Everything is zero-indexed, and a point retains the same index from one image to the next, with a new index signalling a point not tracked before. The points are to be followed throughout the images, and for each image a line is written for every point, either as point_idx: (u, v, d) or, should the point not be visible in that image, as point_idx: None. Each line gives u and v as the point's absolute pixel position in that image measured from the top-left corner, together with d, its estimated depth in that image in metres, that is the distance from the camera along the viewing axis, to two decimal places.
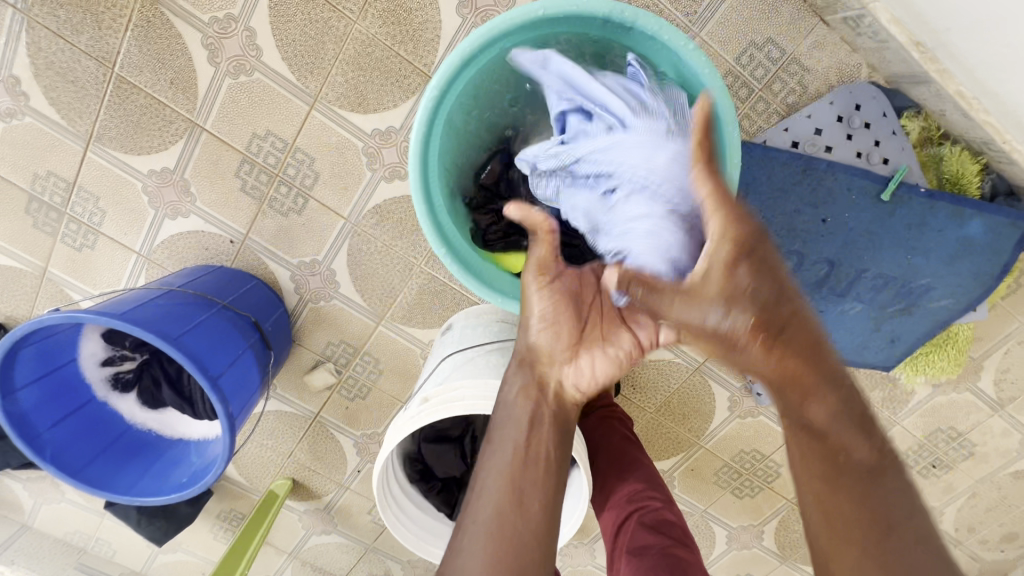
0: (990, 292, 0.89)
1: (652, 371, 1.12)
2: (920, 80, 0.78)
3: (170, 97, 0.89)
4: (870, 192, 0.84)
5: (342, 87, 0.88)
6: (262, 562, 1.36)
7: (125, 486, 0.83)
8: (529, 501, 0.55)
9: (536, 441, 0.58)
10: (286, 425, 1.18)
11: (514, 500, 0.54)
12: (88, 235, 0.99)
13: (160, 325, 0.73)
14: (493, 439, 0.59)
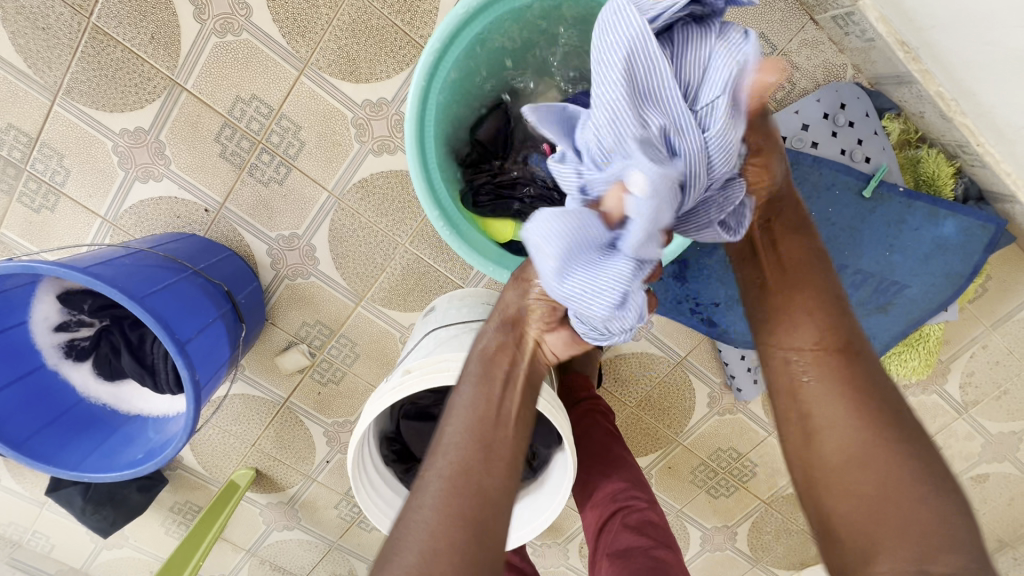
0: (961, 292, 0.91)
1: (635, 364, 1.10)
2: (902, 81, 0.81)
3: (151, 53, 0.85)
4: (853, 188, 0.87)
5: (334, 53, 0.86)
6: (216, 559, 1.28)
7: (72, 462, 0.77)
8: (485, 488, 0.51)
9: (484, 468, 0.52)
10: (253, 410, 1.12)
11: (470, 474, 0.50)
12: (48, 196, 0.93)
13: (126, 283, 0.68)
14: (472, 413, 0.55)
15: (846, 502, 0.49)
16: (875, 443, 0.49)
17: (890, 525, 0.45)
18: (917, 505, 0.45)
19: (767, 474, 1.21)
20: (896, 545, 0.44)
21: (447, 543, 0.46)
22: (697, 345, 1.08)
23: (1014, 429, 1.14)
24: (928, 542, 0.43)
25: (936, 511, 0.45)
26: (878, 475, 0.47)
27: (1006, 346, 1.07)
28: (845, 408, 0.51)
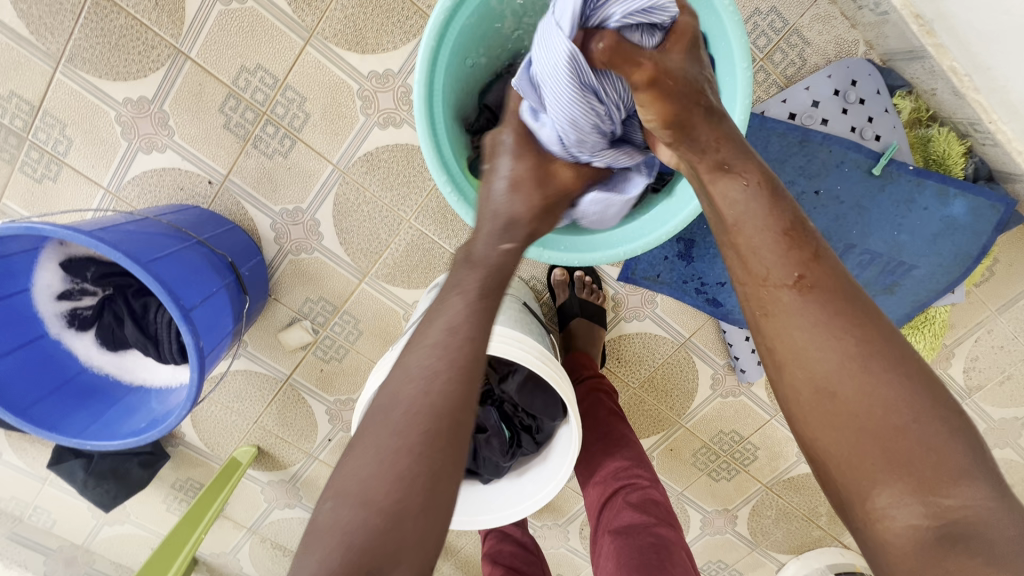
0: (968, 274, 0.91)
1: (638, 345, 1.10)
2: (915, 56, 0.81)
3: (154, 19, 0.84)
4: (862, 166, 0.86)
5: (340, 23, 0.85)
6: (217, 536, 1.28)
7: (74, 430, 0.77)
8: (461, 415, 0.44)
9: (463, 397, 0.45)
10: (255, 387, 1.12)
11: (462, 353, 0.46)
12: (51, 165, 0.92)
13: (129, 248, 0.67)
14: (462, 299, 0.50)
15: (853, 451, 0.41)
16: (858, 373, 0.40)
17: (902, 466, 0.39)
18: (919, 439, 0.39)
19: (768, 458, 1.21)
20: (904, 486, 0.39)
21: (443, 437, 0.43)
22: (701, 326, 1.08)
23: (1016, 414, 1.14)
24: (933, 480, 0.38)
25: (940, 443, 0.39)
26: (864, 413, 0.40)
27: (1011, 331, 1.07)
28: (840, 344, 0.41)
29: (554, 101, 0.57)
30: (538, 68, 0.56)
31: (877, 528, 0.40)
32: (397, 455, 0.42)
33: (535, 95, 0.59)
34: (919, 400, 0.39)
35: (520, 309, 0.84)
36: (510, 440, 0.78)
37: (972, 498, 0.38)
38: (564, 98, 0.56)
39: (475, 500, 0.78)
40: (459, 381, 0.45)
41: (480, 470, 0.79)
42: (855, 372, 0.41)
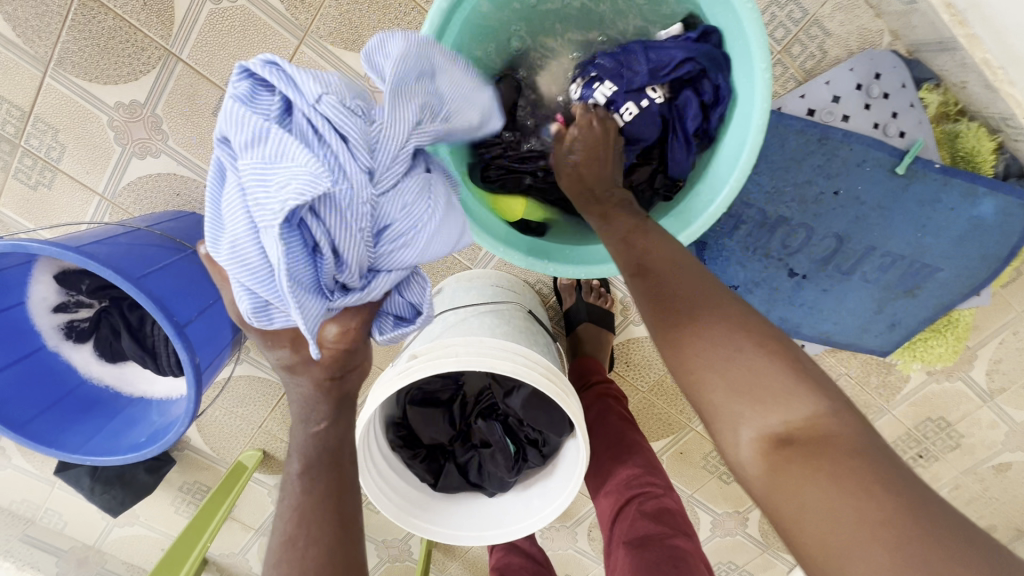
0: (995, 276, 0.87)
1: (647, 349, 1.07)
2: (945, 47, 0.75)
3: (143, 20, 0.81)
4: (885, 165, 0.82)
5: (335, 20, 0.81)
6: (226, 537, 1.29)
7: (75, 445, 0.76)
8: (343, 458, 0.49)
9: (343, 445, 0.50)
10: (259, 392, 1.11)
11: (316, 533, 0.45)
12: (45, 172, 0.90)
13: (119, 263, 0.65)
14: (291, 484, 0.47)
15: (814, 494, 0.38)
16: (759, 365, 0.42)
17: (810, 454, 0.39)
18: (825, 428, 0.40)
19: None
20: (813, 471, 0.38)
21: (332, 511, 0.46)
22: None
23: None
24: (881, 520, 0.36)
25: (842, 435, 0.39)
26: (772, 404, 0.41)
27: None
28: (764, 368, 0.42)
29: (254, 278, 0.45)
30: (228, 241, 0.45)
31: (790, 524, 0.39)
32: (306, 508, 0.46)
33: (243, 265, 0.45)
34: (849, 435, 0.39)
35: (524, 318, 0.81)
36: (515, 454, 0.76)
37: (918, 534, 0.35)
38: (267, 278, 0.45)
39: (484, 517, 0.75)
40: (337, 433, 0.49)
41: (485, 485, 0.77)
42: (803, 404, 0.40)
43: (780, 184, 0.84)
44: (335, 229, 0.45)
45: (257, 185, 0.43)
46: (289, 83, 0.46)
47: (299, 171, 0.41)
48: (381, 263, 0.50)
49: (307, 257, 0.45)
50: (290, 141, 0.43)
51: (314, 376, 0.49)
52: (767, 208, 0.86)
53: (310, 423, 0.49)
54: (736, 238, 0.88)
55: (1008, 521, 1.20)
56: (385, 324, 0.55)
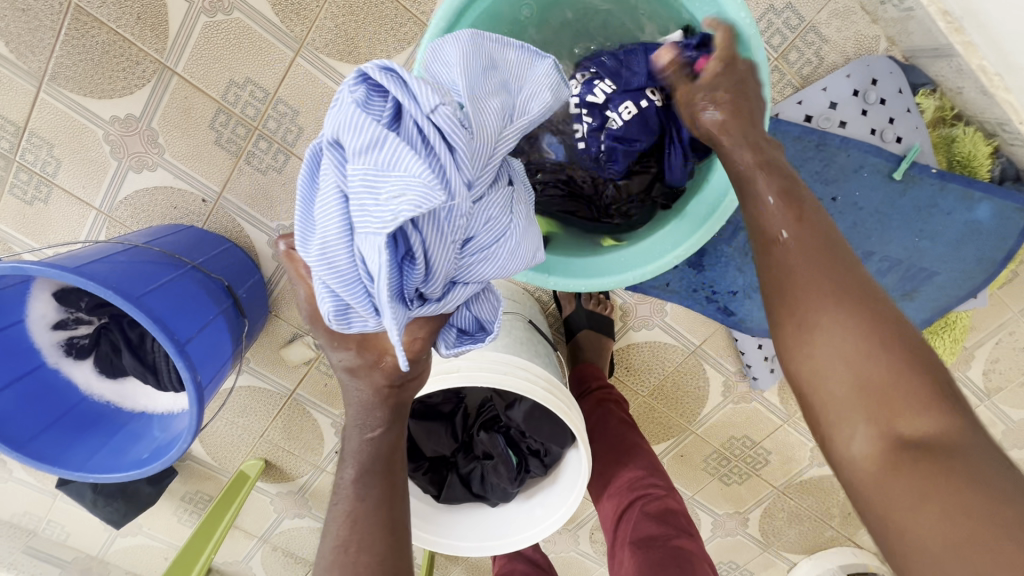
0: (993, 279, 0.87)
1: (647, 353, 1.08)
2: (941, 53, 0.76)
3: (138, 34, 0.81)
4: (882, 170, 0.82)
5: (331, 32, 0.81)
6: (229, 546, 1.29)
7: (77, 462, 0.76)
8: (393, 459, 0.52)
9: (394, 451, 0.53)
10: (260, 402, 1.11)
11: (366, 542, 0.49)
12: (40, 187, 0.89)
13: (119, 282, 0.65)
14: (346, 490, 0.50)
15: (842, 388, 0.41)
16: (841, 306, 0.43)
17: (879, 400, 0.40)
18: (898, 375, 0.40)
19: (781, 462, 1.19)
20: (871, 415, 0.40)
21: (379, 514, 0.50)
22: (713, 333, 1.05)
23: None
24: (899, 410, 0.39)
25: (914, 382, 0.40)
26: (852, 339, 0.42)
27: None
28: (810, 301, 0.44)
29: (341, 282, 0.44)
30: (318, 243, 0.43)
31: (842, 459, 0.42)
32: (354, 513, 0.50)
33: (330, 267, 0.43)
34: (879, 334, 0.41)
35: (525, 328, 0.82)
36: (518, 465, 0.76)
37: (938, 428, 0.39)
38: (357, 286, 0.44)
39: (487, 527, 0.76)
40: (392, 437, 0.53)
41: (488, 496, 0.77)
42: (837, 314, 0.42)
43: None
44: (429, 241, 0.44)
45: (362, 189, 0.40)
46: (405, 88, 0.43)
47: (414, 182, 0.38)
48: (463, 274, 0.49)
49: (400, 269, 0.44)
50: (406, 149, 0.39)
51: (374, 382, 0.51)
52: None
53: (366, 429, 0.52)
54: (734, 243, 0.91)
55: None
56: (449, 337, 0.55)
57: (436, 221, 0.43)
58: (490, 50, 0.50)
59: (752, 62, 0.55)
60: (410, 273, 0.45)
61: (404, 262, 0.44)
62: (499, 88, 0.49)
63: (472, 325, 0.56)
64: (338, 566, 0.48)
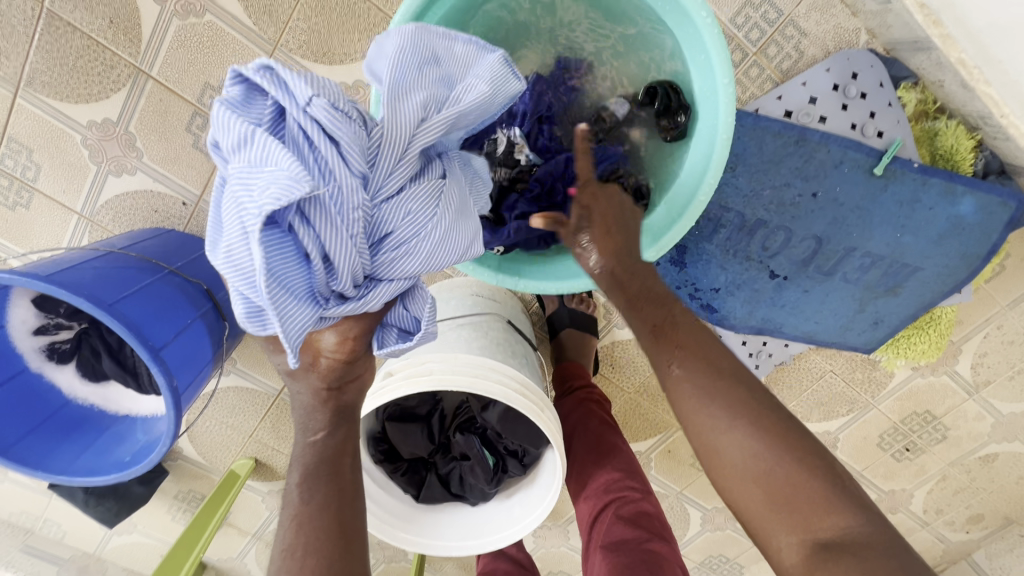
0: (977, 274, 0.87)
1: (632, 351, 1.07)
2: (921, 46, 0.75)
3: (110, 38, 0.80)
4: (863, 166, 0.81)
5: (304, 33, 0.80)
6: (223, 542, 1.31)
7: (60, 465, 0.77)
8: (342, 459, 0.52)
9: (345, 450, 0.53)
10: (247, 402, 1.12)
11: (313, 545, 0.48)
12: (22, 192, 0.90)
13: (93, 289, 0.65)
14: (291, 495, 0.50)
15: (751, 493, 0.46)
16: (736, 435, 0.47)
17: (785, 507, 0.44)
18: (788, 476, 0.45)
19: None
20: (788, 526, 0.44)
21: (327, 513, 0.49)
22: None
23: None
24: (806, 518, 0.44)
25: (802, 481, 0.44)
26: (746, 449, 0.46)
27: (1021, 326, 1.02)
28: (718, 440, 0.47)
29: (245, 282, 0.45)
30: (223, 249, 0.45)
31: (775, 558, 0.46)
32: (307, 516, 0.49)
33: (237, 270, 0.45)
34: (759, 426, 0.46)
35: (503, 328, 0.82)
36: (495, 466, 0.77)
37: (848, 526, 0.43)
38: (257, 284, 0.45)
39: (466, 527, 0.76)
40: (339, 437, 0.53)
41: (467, 495, 0.78)
42: (737, 426, 0.46)
43: (757, 186, 0.83)
44: (325, 231, 0.46)
45: (241, 186, 0.43)
46: (284, 91, 0.46)
47: (280, 175, 0.42)
48: (381, 271, 0.52)
49: (298, 260, 0.46)
50: (276, 145, 0.43)
51: (311, 384, 0.53)
52: (745, 212, 0.85)
53: (308, 432, 0.53)
54: (716, 241, 0.88)
55: (995, 510, 1.21)
56: (387, 337, 0.57)
57: (324, 209, 0.46)
58: (432, 45, 0.53)
59: (717, 61, 0.55)
60: (311, 267, 0.47)
61: (299, 258, 0.46)
62: (432, 81, 0.53)
63: (410, 325, 0.58)
64: (284, 570, 0.47)
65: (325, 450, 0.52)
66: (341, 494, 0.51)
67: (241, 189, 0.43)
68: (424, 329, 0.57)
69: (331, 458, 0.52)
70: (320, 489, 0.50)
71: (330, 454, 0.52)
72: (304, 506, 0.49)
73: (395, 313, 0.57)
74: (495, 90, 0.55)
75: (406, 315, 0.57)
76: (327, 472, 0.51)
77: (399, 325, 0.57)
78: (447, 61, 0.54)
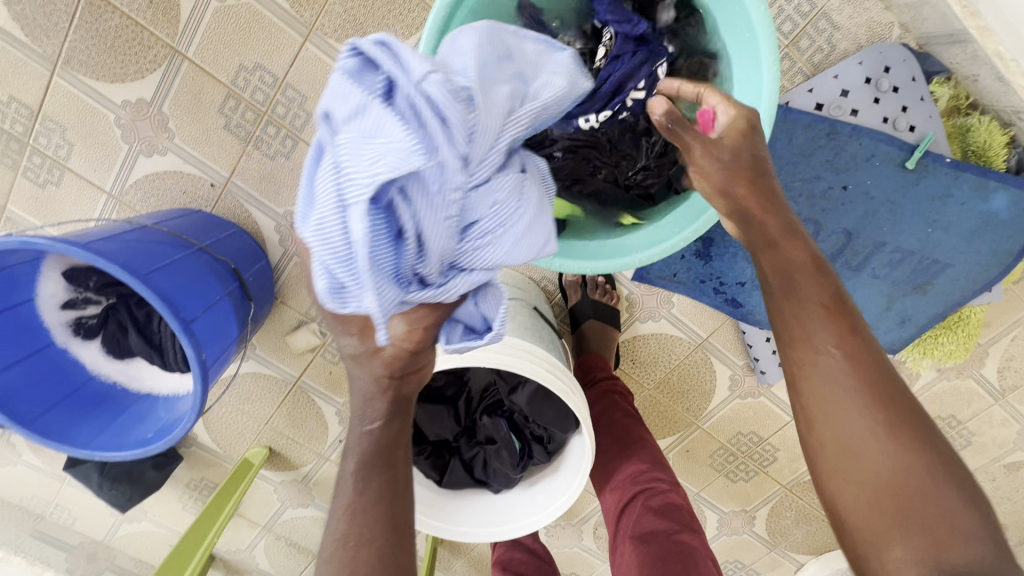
0: (1008, 272, 0.86)
1: (653, 346, 1.07)
2: (957, 40, 0.74)
3: (149, 18, 0.81)
4: (895, 159, 0.81)
5: (340, 17, 0.81)
6: (232, 533, 1.29)
7: (84, 439, 0.77)
8: (397, 452, 0.53)
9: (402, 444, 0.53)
10: (264, 389, 1.11)
11: (367, 535, 0.49)
12: (53, 170, 0.91)
13: (126, 259, 0.65)
14: (347, 484, 0.51)
15: (865, 497, 0.44)
16: (885, 434, 0.44)
17: (912, 522, 0.42)
18: (924, 495, 0.42)
19: (789, 459, 1.18)
20: (912, 543, 0.42)
21: (382, 507, 0.50)
22: (720, 326, 1.04)
23: None
24: (938, 543, 0.41)
25: (941, 500, 0.42)
26: (880, 455, 0.44)
27: None
28: (862, 444, 0.44)
29: (335, 260, 0.41)
30: (312, 222, 0.41)
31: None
32: (360, 509, 0.50)
33: (323, 243, 0.41)
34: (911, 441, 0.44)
35: (530, 314, 0.82)
36: (521, 451, 0.76)
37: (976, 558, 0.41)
38: (345, 262, 0.41)
39: (491, 514, 0.76)
40: (394, 429, 0.53)
41: (490, 482, 0.77)
42: (878, 438, 0.44)
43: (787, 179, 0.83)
44: (423, 215, 0.42)
45: (350, 158, 0.39)
46: (397, 60, 0.42)
47: (394, 147, 0.38)
48: (465, 260, 0.47)
49: (392, 243, 0.42)
50: (389, 114, 0.40)
51: (374, 371, 0.50)
52: None
53: (364, 421, 0.52)
54: None
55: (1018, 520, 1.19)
56: (454, 333, 0.53)
57: (428, 194, 0.42)
58: (505, 42, 0.49)
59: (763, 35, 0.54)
60: (407, 255, 0.43)
61: (395, 239, 0.42)
62: (513, 75, 0.48)
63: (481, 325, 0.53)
64: (337, 559, 0.48)
65: (379, 441, 0.52)
66: (398, 489, 0.52)
67: (348, 161, 0.39)
68: (495, 335, 0.52)
69: (386, 450, 0.52)
70: (375, 482, 0.51)
71: (385, 445, 0.52)
72: (358, 502, 0.50)
73: (463, 311, 0.53)
74: (572, 85, 0.50)
75: (474, 315, 0.53)
76: (381, 466, 0.51)
77: (465, 324, 0.53)
78: (522, 59, 0.50)
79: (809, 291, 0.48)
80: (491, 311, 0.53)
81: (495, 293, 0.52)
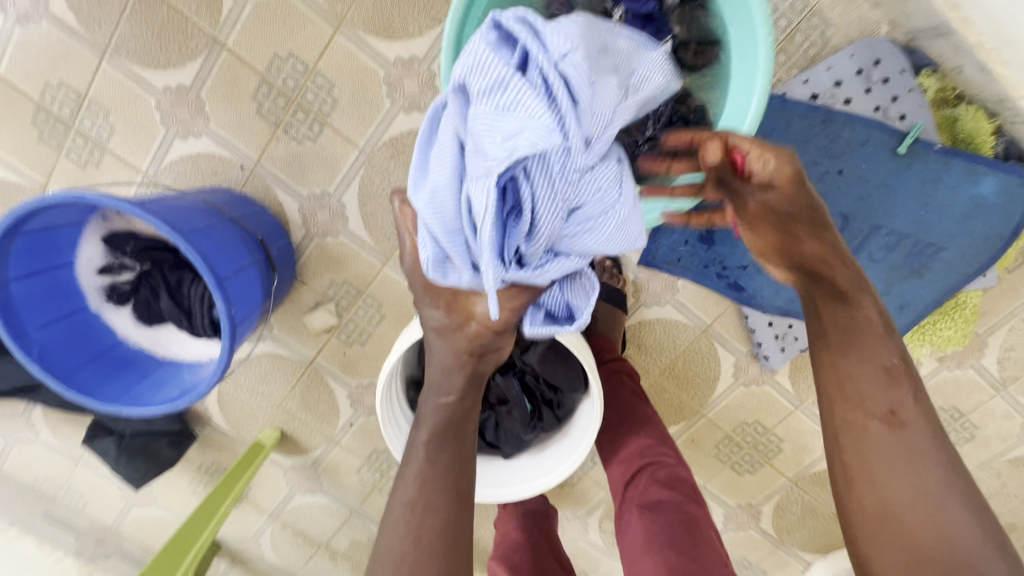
0: (1000, 256, 0.89)
1: (659, 332, 1.10)
2: (940, 33, 0.80)
3: (193, 10, 0.89)
4: (886, 145, 0.86)
5: (368, 10, 0.88)
6: (240, 520, 1.30)
7: (114, 395, 0.80)
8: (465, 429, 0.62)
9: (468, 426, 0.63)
10: (279, 370, 1.15)
11: (432, 502, 0.57)
12: (94, 152, 0.97)
13: (168, 217, 0.70)
14: (421, 450, 0.60)
15: (873, 505, 0.53)
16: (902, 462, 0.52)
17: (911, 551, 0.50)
18: (932, 523, 0.50)
19: (794, 451, 1.18)
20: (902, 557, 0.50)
21: (450, 469, 0.59)
22: (723, 312, 1.07)
23: None
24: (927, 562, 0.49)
25: (948, 527, 0.50)
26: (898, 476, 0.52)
27: None
28: (881, 464, 0.53)
29: (444, 230, 0.52)
30: (428, 190, 0.51)
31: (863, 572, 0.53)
32: (432, 469, 0.59)
33: (437, 211, 0.51)
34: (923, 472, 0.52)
35: None
36: (532, 413, 0.79)
37: None
38: (454, 231, 0.52)
39: (501, 474, 0.78)
40: (462, 407, 0.63)
41: (501, 445, 0.80)
42: (909, 467, 0.52)
43: None
44: (536, 193, 0.49)
45: (484, 129, 0.47)
46: (537, 42, 0.48)
47: (533, 123, 0.45)
48: (564, 244, 0.54)
49: (501, 212, 0.50)
50: (529, 93, 0.46)
51: (461, 346, 0.62)
52: None
53: (441, 393, 0.63)
54: None
55: None
56: (538, 316, 0.63)
57: (545, 176, 0.48)
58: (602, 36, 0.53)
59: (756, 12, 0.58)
60: (520, 227, 0.50)
61: (507, 211, 0.50)
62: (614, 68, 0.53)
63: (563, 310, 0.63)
64: (407, 515, 0.56)
65: (447, 414, 0.62)
66: (465, 459, 0.61)
67: (483, 131, 0.47)
68: (577, 323, 0.62)
69: (457, 424, 0.62)
70: (446, 449, 0.60)
71: (454, 418, 0.62)
72: (429, 462, 0.59)
73: (547, 298, 0.63)
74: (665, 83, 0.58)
75: (556, 302, 0.63)
76: (450, 436, 0.61)
77: (547, 310, 0.63)
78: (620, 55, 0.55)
79: (864, 319, 0.57)
80: (576, 301, 0.62)
81: (579, 282, 0.62)
